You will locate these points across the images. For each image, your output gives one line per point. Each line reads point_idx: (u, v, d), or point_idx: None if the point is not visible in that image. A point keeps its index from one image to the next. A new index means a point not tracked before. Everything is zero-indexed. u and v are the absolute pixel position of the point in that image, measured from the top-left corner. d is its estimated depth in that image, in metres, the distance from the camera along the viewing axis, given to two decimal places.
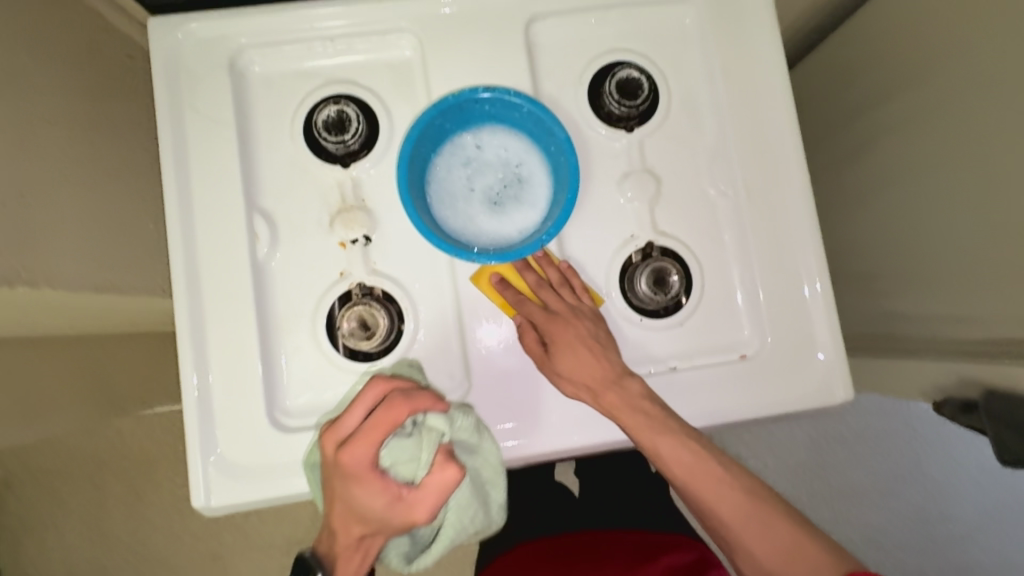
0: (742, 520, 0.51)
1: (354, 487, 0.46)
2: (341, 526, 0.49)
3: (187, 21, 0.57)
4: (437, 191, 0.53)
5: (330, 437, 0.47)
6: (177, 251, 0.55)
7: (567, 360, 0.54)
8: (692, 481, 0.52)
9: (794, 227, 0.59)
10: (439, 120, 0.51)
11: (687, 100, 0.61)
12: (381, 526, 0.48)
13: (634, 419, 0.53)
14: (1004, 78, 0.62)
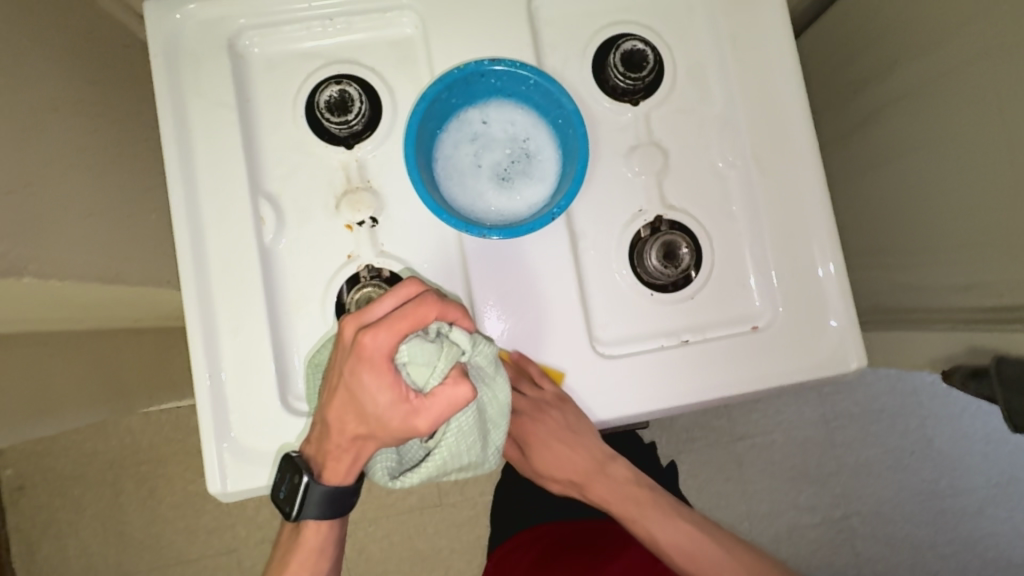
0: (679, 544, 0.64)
1: (361, 375, 0.45)
2: (336, 418, 0.48)
3: (184, 2, 0.56)
4: (444, 168, 0.52)
5: (352, 321, 0.46)
6: (183, 236, 0.55)
7: (550, 465, 0.65)
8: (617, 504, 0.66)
9: (806, 197, 0.59)
10: (446, 96, 0.50)
11: (694, 70, 0.60)
12: (377, 425, 0.46)
13: (621, 503, 0.66)
14: (1013, 40, 0.61)
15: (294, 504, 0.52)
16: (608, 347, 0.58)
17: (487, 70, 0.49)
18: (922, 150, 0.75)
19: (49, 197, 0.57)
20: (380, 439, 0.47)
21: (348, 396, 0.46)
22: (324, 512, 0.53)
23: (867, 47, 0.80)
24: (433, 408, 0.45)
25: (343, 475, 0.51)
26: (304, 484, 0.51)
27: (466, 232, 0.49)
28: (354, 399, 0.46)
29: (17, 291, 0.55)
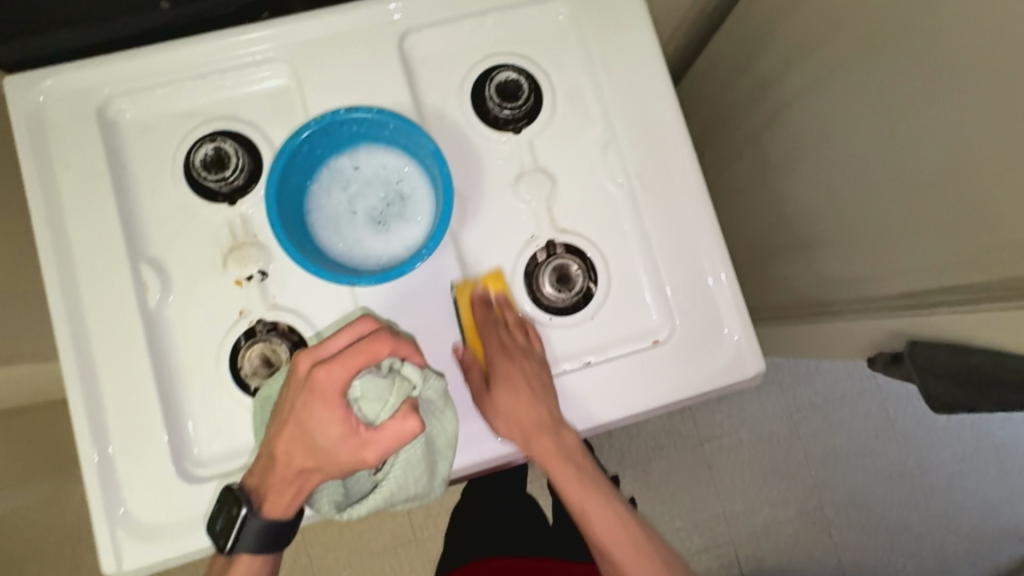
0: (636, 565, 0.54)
1: (313, 407, 0.44)
2: (285, 450, 0.46)
3: (44, 78, 0.55)
4: (319, 217, 0.52)
5: (305, 355, 0.45)
6: (65, 314, 0.54)
7: (504, 400, 0.53)
8: (591, 527, 0.55)
9: (692, 207, 0.60)
10: (309, 148, 0.50)
11: (572, 94, 0.61)
12: (326, 457, 0.44)
13: (564, 469, 0.54)
14: (879, 38, 0.64)
15: (231, 537, 0.49)
16: None
17: (346, 118, 0.50)
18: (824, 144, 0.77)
19: None
20: (328, 472, 0.45)
21: (298, 429, 0.45)
22: (260, 547, 0.50)
23: None
24: (380, 444, 0.43)
25: (285, 510, 0.49)
26: (241, 518, 0.49)
27: (339, 281, 0.49)
28: (305, 431, 0.44)
29: None
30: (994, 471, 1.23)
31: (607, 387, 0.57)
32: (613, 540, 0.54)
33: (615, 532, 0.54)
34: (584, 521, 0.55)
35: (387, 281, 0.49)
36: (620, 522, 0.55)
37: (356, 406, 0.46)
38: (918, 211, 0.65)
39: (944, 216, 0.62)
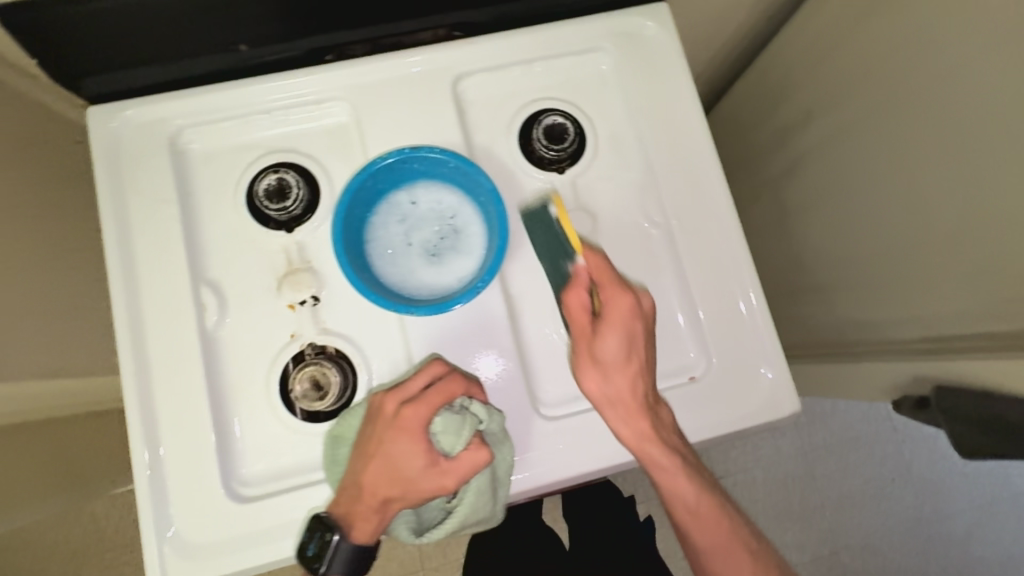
0: (701, 516, 0.55)
1: (400, 442, 0.49)
2: (368, 483, 0.49)
3: (123, 108, 0.59)
4: (376, 247, 0.54)
5: (390, 397, 0.50)
6: (126, 332, 0.56)
7: (608, 336, 0.53)
8: (665, 475, 0.54)
9: (727, 249, 0.62)
10: (373, 182, 0.53)
11: (614, 138, 0.65)
12: (409, 488, 0.49)
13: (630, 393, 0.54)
14: (905, 95, 0.67)
15: (323, 560, 0.51)
16: (553, 409, 0.58)
17: (410, 157, 0.53)
18: (845, 192, 0.80)
19: None
20: (410, 501, 0.50)
21: (383, 463, 0.49)
22: (349, 570, 0.52)
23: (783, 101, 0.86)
24: (458, 474, 0.48)
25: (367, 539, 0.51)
26: (333, 544, 0.50)
27: (397, 310, 0.51)
28: (390, 465, 0.49)
29: None
30: (1013, 523, 1.22)
31: None
32: (685, 487, 0.54)
33: (689, 480, 0.54)
34: (656, 467, 0.54)
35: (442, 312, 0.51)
36: (693, 471, 0.55)
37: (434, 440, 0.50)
38: (939, 260, 0.68)
39: (970, 267, 0.64)
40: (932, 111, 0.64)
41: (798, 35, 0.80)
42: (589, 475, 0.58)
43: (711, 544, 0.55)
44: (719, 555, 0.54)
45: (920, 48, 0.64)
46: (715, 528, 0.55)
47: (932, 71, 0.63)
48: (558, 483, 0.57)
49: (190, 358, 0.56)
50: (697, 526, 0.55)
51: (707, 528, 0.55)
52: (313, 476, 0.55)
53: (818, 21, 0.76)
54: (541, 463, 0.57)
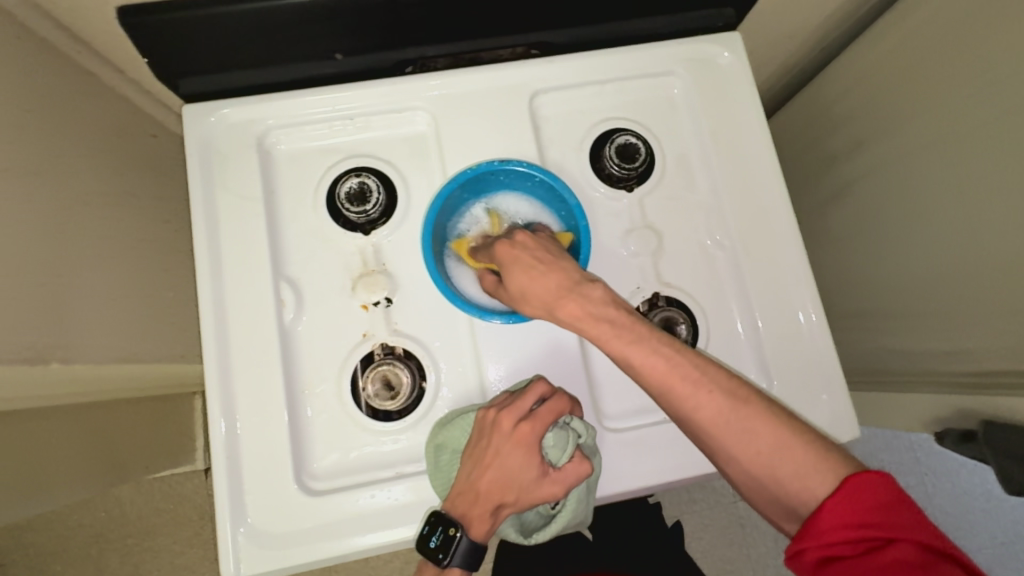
0: (764, 454, 0.44)
1: (520, 452, 0.51)
2: (484, 489, 0.51)
3: (220, 106, 0.62)
4: (459, 253, 0.61)
5: (504, 413, 0.51)
6: (209, 322, 0.58)
7: (516, 276, 0.51)
8: (703, 429, 0.46)
9: (788, 274, 0.64)
10: (459, 193, 0.60)
11: (681, 160, 0.66)
12: (524, 495, 0.51)
13: (596, 328, 0.48)
14: (963, 133, 0.69)
15: (447, 552, 0.52)
16: (617, 421, 0.60)
17: (498, 169, 0.59)
18: (891, 223, 0.81)
19: (71, 284, 0.59)
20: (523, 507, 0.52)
21: (501, 473, 0.51)
22: (468, 565, 0.52)
23: (835, 131, 0.88)
24: (569, 482, 0.51)
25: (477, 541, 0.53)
26: (456, 539, 0.51)
27: (481, 315, 0.58)
28: (508, 475, 0.51)
29: (36, 377, 0.56)
30: None
31: None
32: (726, 430, 0.45)
33: (727, 417, 0.45)
34: (685, 418, 0.47)
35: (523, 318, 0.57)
36: (728, 401, 0.45)
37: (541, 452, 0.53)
38: (987, 297, 0.69)
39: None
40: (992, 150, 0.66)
41: (856, 67, 0.82)
42: (649, 487, 0.59)
43: (787, 484, 0.44)
44: (794, 479, 0.44)
45: (984, 88, 0.65)
46: (785, 450, 0.44)
47: (994, 111, 0.65)
48: (619, 495, 0.58)
49: (268, 352, 0.58)
50: (763, 467, 0.45)
51: (772, 462, 0.44)
52: (383, 476, 0.57)
53: (878, 55, 0.78)
54: (605, 473, 0.58)
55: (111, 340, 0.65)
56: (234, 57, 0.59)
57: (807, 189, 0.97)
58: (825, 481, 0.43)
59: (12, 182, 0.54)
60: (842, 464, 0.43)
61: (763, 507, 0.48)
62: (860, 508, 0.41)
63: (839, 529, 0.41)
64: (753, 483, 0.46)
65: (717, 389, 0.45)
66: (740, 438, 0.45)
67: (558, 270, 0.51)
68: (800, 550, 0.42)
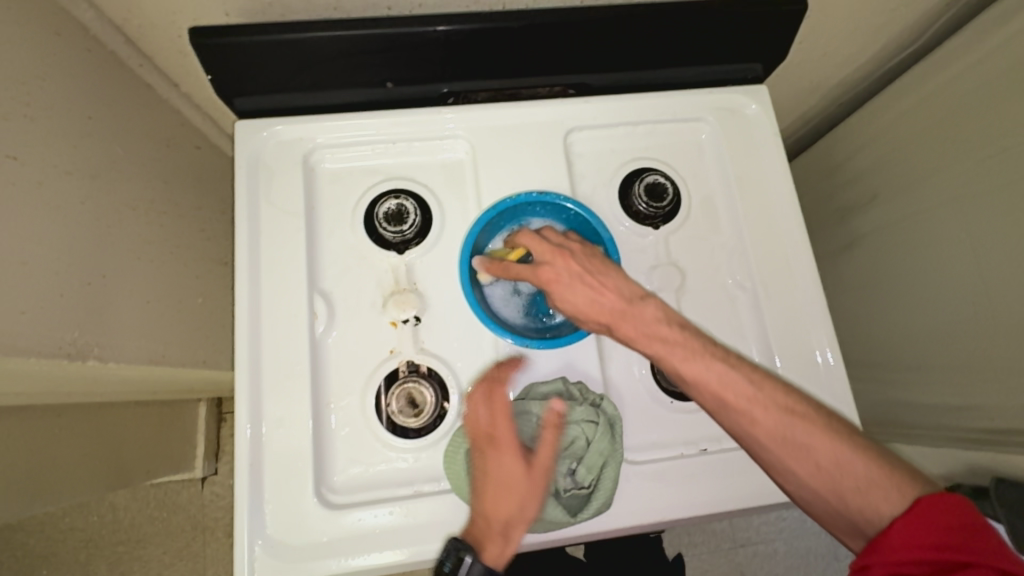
0: (825, 469, 0.45)
1: (501, 433, 0.52)
2: (489, 498, 0.50)
3: (273, 123, 0.65)
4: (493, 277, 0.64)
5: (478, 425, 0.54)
6: (243, 328, 0.59)
7: (568, 298, 0.54)
8: (762, 447, 0.47)
9: (807, 318, 0.65)
10: (497, 221, 0.63)
11: (706, 201, 0.69)
12: (525, 482, 0.50)
13: (651, 345, 0.51)
14: (977, 193, 0.72)
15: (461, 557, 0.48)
16: (636, 453, 0.60)
17: (536, 201, 0.62)
18: (906, 275, 0.83)
19: (111, 283, 0.61)
20: (532, 496, 0.50)
21: (495, 468, 0.51)
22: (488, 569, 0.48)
23: (852, 183, 0.91)
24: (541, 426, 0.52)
25: (501, 560, 0.49)
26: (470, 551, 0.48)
27: (513, 338, 0.59)
28: (500, 464, 0.51)
29: (68, 373, 0.58)
30: None
31: (720, 476, 0.60)
32: (784, 446, 0.46)
33: (786, 432, 0.46)
34: (742, 433, 0.48)
35: (555, 344, 0.59)
36: (786, 417, 0.46)
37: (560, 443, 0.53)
38: (999, 352, 0.70)
39: None
40: (1007, 211, 0.68)
41: (874, 124, 0.85)
42: (665, 523, 0.59)
43: (850, 502, 0.44)
44: (857, 497, 0.44)
45: (999, 152, 0.68)
46: (846, 466, 0.44)
47: (1008, 174, 0.68)
48: (634, 527, 0.58)
49: (297, 362, 0.59)
50: (825, 484, 0.45)
51: (834, 481, 0.44)
52: (400, 494, 0.57)
53: (896, 115, 0.82)
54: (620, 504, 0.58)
55: (141, 341, 0.66)
56: (289, 80, 0.63)
57: (821, 237, 1.00)
58: (888, 499, 0.43)
59: (70, 182, 0.56)
60: (910, 486, 0.43)
61: (825, 522, 0.48)
62: (932, 529, 0.41)
63: (908, 548, 0.41)
64: (815, 499, 0.46)
65: (774, 405, 0.47)
66: (799, 455, 0.45)
67: (611, 286, 0.54)
68: (866, 565, 0.43)
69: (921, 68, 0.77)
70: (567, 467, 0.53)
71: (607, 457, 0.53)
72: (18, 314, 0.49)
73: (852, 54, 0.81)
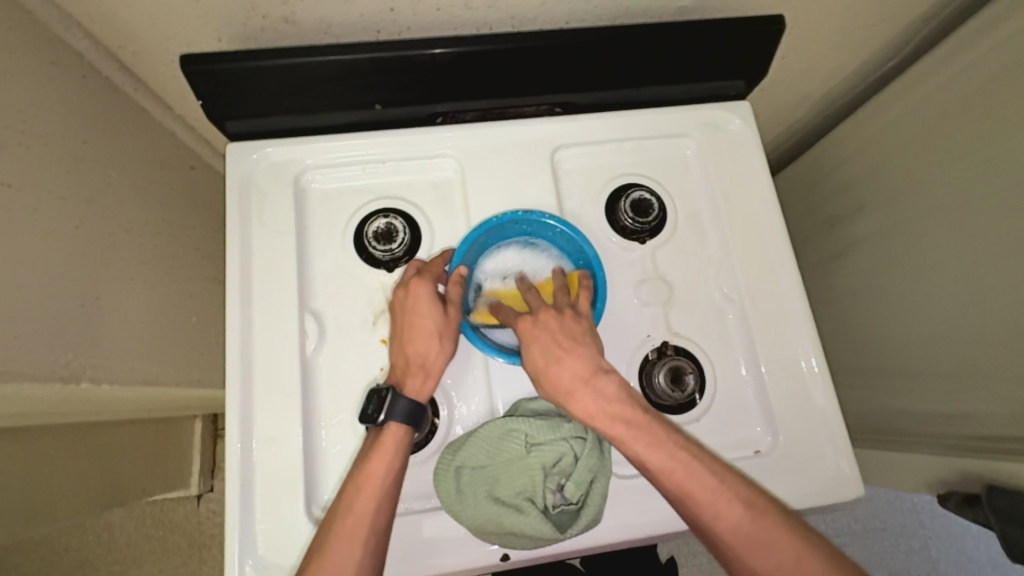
0: (783, 571, 0.46)
1: (416, 291, 0.57)
2: (409, 346, 0.56)
3: (263, 145, 0.66)
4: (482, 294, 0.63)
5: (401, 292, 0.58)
6: (234, 347, 0.60)
7: (539, 361, 0.54)
8: (720, 545, 0.48)
9: (794, 329, 0.66)
10: (484, 238, 0.63)
11: (692, 215, 0.70)
12: (440, 327, 0.57)
13: (612, 426, 0.51)
14: (960, 204, 0.73)
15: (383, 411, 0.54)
16: (626, 467, 0.60)
17: (521, 219, 0.63)
18: (893, 285, 0.84)
19: (105, 305, 0.62)
20: (446, 336, 0.57)
21: (413, 318, 0.57)
22: (407, 420, 0.54)
23: (839, 194, 0.92)
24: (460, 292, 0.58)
25: (421, 394, 0.56)
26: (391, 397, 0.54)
27: (506, 356, 0.60)
28: (418, 315, 0.57)
29: (61, 395, 0.58)
30: None
31: None
32: (745, 542, 0.47)
33: (747, 529, 0.47)
34: (703, 526, 0.49)
35: None
36: (747, 513, 0.48)
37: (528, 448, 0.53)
38: (985, 362, 0.71)
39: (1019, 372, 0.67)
40: (990, 221, 0.69)
41: (858, 137, 0.87)
42: (657, 536, 0.59)
43: None
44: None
45: (981, 164, 0.70)
46: (804, 566, 0.46)
47: (990, 185, 0.69)
48: (625, 541, 0.59)
49: (287, 382, 0.60)
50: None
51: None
52: None
53: (879, 127, 0.83)
54: (611, 519, 0.58)
55: (134, 362, 0.67)
56: (279, 103, 0.64)
57: (810, 247, 1.01)
58: None
59: (63, 208, 0.57)
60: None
61: None
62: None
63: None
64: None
65: (736, 500, 0.48)
66: (760, 551, 0.47)
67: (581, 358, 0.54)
68: None
69: (902, 81, 0.79)
70: (556, 484, 0.53)
71: (595, 473, 0.53)
72: (12, 339, 0.50)
73: (835, 68, 0.82)
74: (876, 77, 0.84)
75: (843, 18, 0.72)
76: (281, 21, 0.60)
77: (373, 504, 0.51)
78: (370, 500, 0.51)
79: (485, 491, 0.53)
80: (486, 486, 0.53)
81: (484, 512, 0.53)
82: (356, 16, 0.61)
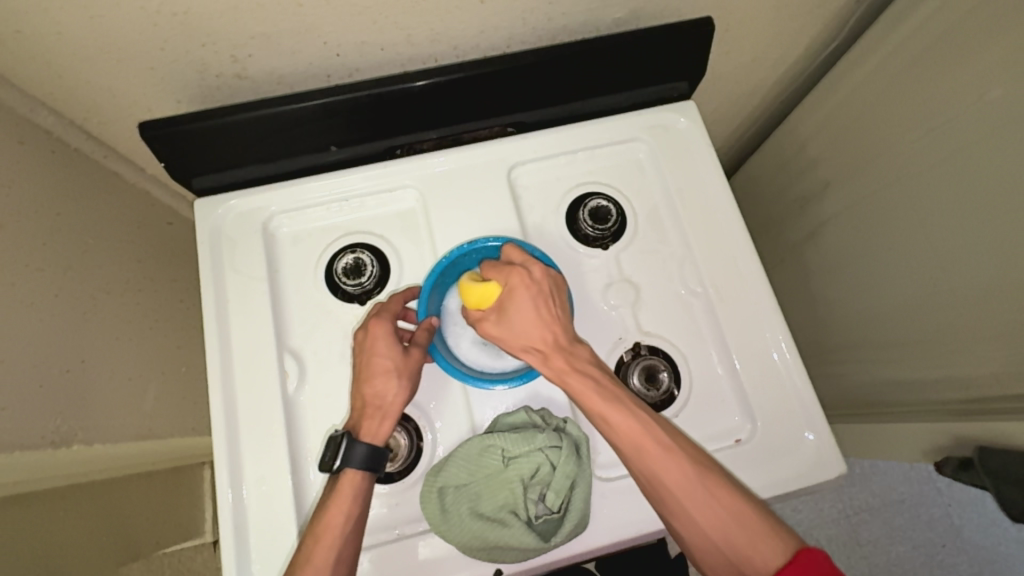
0: (724, 519, 0.51)
1: (373, 332, 0.58)
2: (367, 387, 0.57)
3: (228, 199, 0.68)
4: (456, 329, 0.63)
5: (363, 331, 0.59)
6: (217, 394, 0.62)
7: (521, 315, 0.56)
8: (669, 496, 0.52)
9: (761, 315, 0.67)
10: (443, 279, 0.64)
11: (651, 216, 0.71)
12: (396, 365, 0.57)
13: (580, 381, 0.55)
14: (913, 175, 0.74)
15: (341, 457, 0.55)
16: (609, 470, 0.61)
17: (470, 251, 0.63)
18: (866, 259, 0.85)
19: (91, 367, 0.65)
20: (403, 375, 0.57)
21: (371, 358, 0.58)
22: (365, 465, 0.55)
23: (803, 175, 0.94)
24: (422, 335, 0.59)
25: (380, 436, 0.57)
26: (351, 445, 0.55)
27: (495, 382, 0.60)
28: (375, 356, 0.58)
29: (57, 459, 0.61)
30: None
31: None
32: (691, 494, 0.52)
33: (693, 479, 0.52)
34: (650, 478, 0.53)
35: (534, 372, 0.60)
36: (694, 467, 0.52)
37: (510, 459, 0.54)
38: (960, 326, 0.71)
39: (991, 332, 0.67)
40: (942, 190, 0.71)
41: (812, 119, 0.89)
42: (649, 534, 0.60)
43: (741, 551, 0.50)
44: (747, 548, 0.50)
45: (928, 136, 0.71)
46: (741, 519, 0.51)
47: (939, 156, 0.70)
48: (617, 542, 0.59)
49: (270, 422, 0.62)
50: (720, 532, 0.51)
51: (731, 530, 0.50)
52: (383, 539, 0.59)
53: (831, 107, 0.85)
54: (600, 522, 0.59)
55: (123, 418, 0.69)
56: (238, 155, 0.67)
57: (783, 229, 1.02)
58: (774, 551, 0.49)
59: (41, 279, 0.60)
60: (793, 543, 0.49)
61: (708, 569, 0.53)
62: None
63: None
64: (704, 544, 0.52)
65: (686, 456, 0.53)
66: (703, 503, 0.51)
67: (559, 320, 0.57)
68: None
69: (846, 61, 0.81)
70: (538, 494, 0.55)
71: (574, 480, 0.54)
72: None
73: (779, 57, 0.85)
74: (822, 60, 0.86)
75: (777, 10, 0.75)
76: (234, 78, 0.63)
77: (332, 554, 0.52)
78: (329, 549, 0.52)
79: (469, 509, 0.54)
80: (469, 503, 0.55)
81: (468, 530, 0.54)
82: (305, 65, 0.64)
